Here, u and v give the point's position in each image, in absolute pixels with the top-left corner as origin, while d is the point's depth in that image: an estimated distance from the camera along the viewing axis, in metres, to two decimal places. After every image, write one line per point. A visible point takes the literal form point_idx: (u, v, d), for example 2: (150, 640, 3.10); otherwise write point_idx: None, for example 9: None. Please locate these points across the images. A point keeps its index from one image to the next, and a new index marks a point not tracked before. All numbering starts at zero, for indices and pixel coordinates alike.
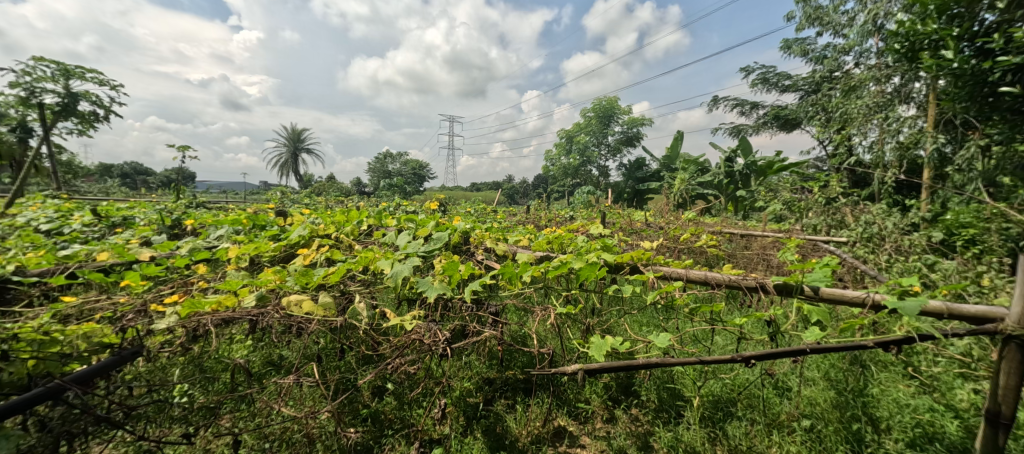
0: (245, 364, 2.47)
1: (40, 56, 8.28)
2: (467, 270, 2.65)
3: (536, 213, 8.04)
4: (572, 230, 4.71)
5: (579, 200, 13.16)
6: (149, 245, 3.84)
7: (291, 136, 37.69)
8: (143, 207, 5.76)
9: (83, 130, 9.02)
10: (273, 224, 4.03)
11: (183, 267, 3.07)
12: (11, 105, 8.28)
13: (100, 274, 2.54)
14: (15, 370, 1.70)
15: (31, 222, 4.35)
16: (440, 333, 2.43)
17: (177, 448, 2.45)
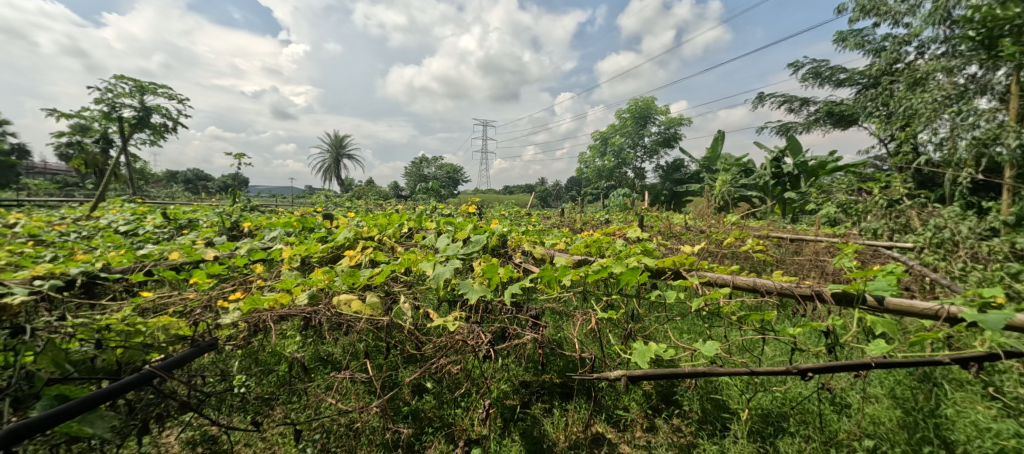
0: (298, 360, 2.58)
1: (121, 74, 9.01)
2: (507, 273, 2.64)
3: (572, 216, 7.96)
4: (609, 233, 4.62)
5: (615, 202, 12.92)
6: (212, 246, 4.10)
7: (334, 142, 39.18)
8: (204, 210, 6.15)
9: (154, 140, 9.73)
10: (321, 227, 4.19)
11: (242, 266, 3.26)
12: (95, 119, 9.06)
13: (173, 272, 2.75)
14: (106, 358, 1.85)
15: (112, 225, 4.74)
16: (483, 334, 2.44)
17: (234, 436, 2.59)
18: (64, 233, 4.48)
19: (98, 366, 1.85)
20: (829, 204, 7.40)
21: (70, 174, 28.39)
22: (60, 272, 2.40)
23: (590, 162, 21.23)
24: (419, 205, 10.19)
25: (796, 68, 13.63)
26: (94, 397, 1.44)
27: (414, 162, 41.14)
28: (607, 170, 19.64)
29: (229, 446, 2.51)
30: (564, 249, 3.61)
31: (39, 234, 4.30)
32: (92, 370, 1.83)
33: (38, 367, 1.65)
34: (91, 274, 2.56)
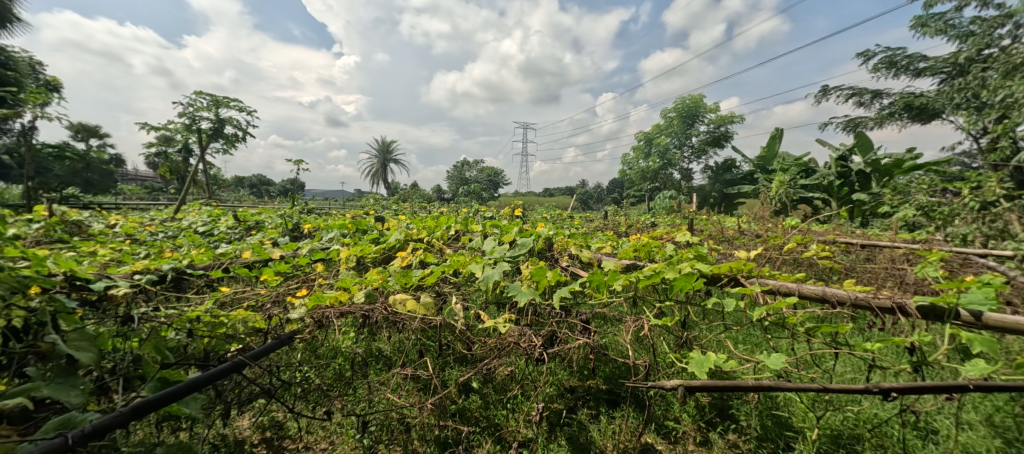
0: (356, 355, 2.69)
1: (200, 89, 9.80)
2: (555, 276, 2.61)
3: (616, 218, 7.78)
4: (657, 236, 4.48)
5: (662, 204, 12.52)
6: (276, 246, 4.36)
7: (380, 148, 40.73)
8: (269, 212, 6.56)
9: (226, 150, 10.51)
10: (373, 229, 4.35)
11: (305, 265, 3.45)
12: (178, 131, 9.91)
13: (246, 270, 2.96)
14: (196, 346, 2.07)
15: (192, 226, 5.16)
16: (535, 337, 2.41)
17: (293, 426, 2.73)
18: (153, 232, 4.95)
19: (190, 353, 2.08)
20: (907, 207, 6.78)
21: (156, 180, 31.19)
22: (155, 268, 2.69)
23: (634, 164, 20.71)
24: (462, 207, 10.35)
25: (865, 58, 12.65)
26: (197, 380, 1.53)
27: (458, 165, 41.91)
28: (653, 171, 19.07)
29: (291, 433, 2.66)
30: (612, 252, 3.53)
31: (131, 234, 4.76)
32: (185, 357, 2.06)
33: (142, 352, 1.76)
34: (179, 271, 2.81)
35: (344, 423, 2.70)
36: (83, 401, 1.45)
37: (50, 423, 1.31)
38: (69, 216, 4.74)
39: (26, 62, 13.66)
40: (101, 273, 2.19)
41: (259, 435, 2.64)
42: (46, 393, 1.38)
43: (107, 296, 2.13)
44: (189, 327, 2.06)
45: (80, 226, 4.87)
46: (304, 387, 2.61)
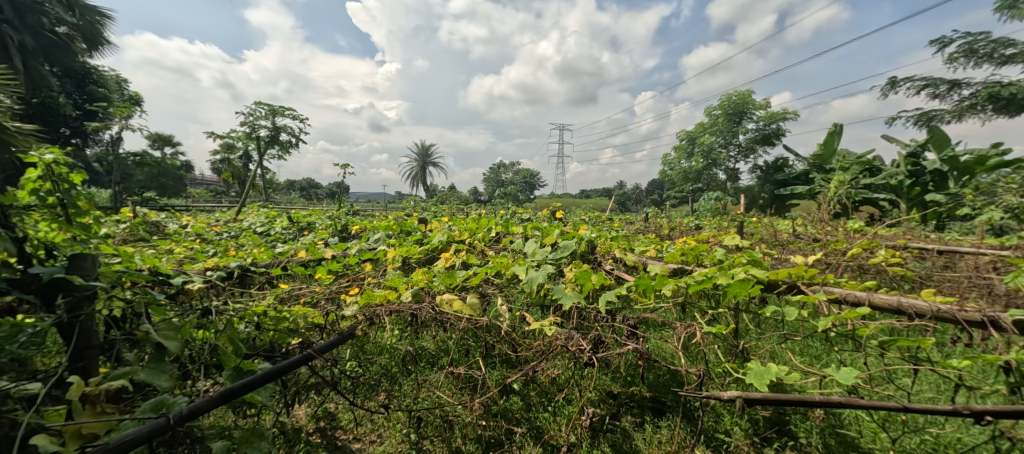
0: (405, 353, 2.77)
1: (259, 99, 10.44)
2: (600, 279, 2.58)
3: (658, 220, 7.55)
4: (703, 239, 4.32)
5: (708, 206, 12.05)
6: (327, 246, 4.57)
7: (420, 152, 41.83)
8: (319, 214, 6.87)
9: (281, 155, 11.12)
10: (417, 231, 4.46)
11: (355, 264, 3.60)
12: (239, 138, 10.60)
13: (302, 269, 3.13)
14: (263, 337, 2.22)
15: (251, 227, 5.50)
16: (583, 341, 2.37)
17: (343, 419, 2.84)
18: (218, 232, 5.33)
19: (258, 344, 2.23)
20: (992, 209, 6.14)
21: (216, 183, 33.54)
22: (224, 265, 2.89)
23: (676, 164, 19.78)
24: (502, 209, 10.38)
25: (940, 45, 11.61)
26: (274, 371, 1.60)
27: (495, 167, 42.13)
28: (696, 171, 18.11)
29: (342, 423, 2.77)
30: (657, 256, 3.44)
31: (199, 233, 5.15)
32: (255, 348, 2.21)
33: (217, 343, 1.83)
34: (243, 268, 3.00)
35: (390, 417, 2.78)
36: (170, 385, 1.54)
37: (146, 405, 1.41)
38: (149, 217, 5.22)
39: (111, 79, 15.13)
40: (178, 270, 2.39)
41: (313, 424, 2.77)
42: (142, 377, 1.48)
43: (184, 290, 2.31)
44: (256, 321, 2.20)
45: (157, 226, 5.34)
46: (354, 382, 2.71)
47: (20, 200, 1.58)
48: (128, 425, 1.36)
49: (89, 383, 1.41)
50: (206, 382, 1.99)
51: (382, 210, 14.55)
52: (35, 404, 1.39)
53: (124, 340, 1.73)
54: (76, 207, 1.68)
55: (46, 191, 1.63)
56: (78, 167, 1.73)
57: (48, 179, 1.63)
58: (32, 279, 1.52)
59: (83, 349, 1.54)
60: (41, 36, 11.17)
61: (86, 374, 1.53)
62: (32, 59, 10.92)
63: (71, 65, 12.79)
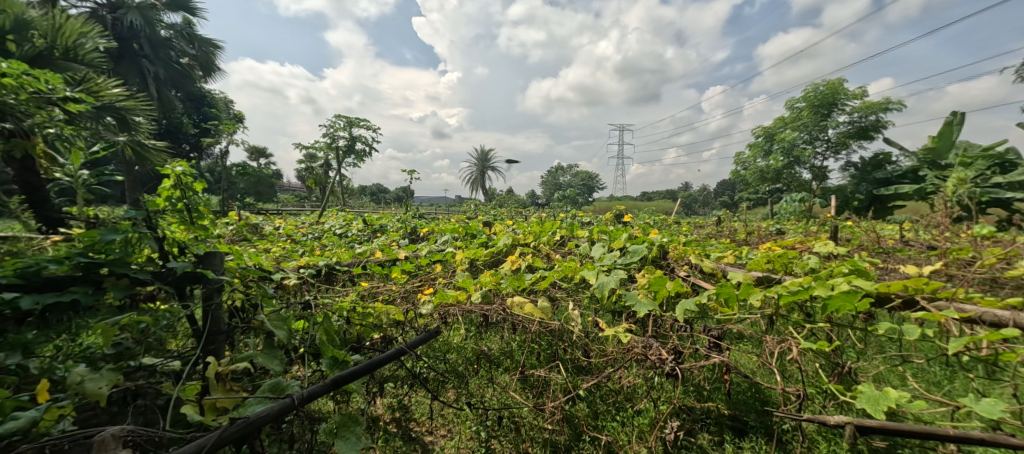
0: (479, 352, 2.80)
1: (338, 112, 11.24)
2: (676, 286, 2.46)
3: (732, 224, 7.01)
4: (789, 245, 3.97)
5: (791, 208, 11.10)
6: (399, 246, 4.82)
7: (483, 156, 42.75)
8: (391, 217, 7.27)
9: (357, 164, 11.89)
10: (482, 233, 4.58)
11: (426, 265, 3.76)
12: (322, 148, 11.49)
13: (380, 269, 3.32)
14: (352, 331, 2.38)
15: (332, 229, 5.94)
16: (664, 351, 2.22)
17: (415, 412, 2.95)
18: (304, 234, 5.83)
19: (347, 338, 2.40)
20: None
21: (303, 189, 36.72)
22: (313, 264, 3.16)
23: (749, 162, 17.52)
24: (565, 212, 10.26)
25: None
26: (374, 362, 1.72)
27: (555, 170, 41.57)
28: (774, 170, 15.84)
29: (415, 416, 2.88)
30: (737, 263, 3.20)
31: (289, 235, 5.66)
32: (345, 340, 2.38)
33: (316, 334, 2.00)
34: (330, 267, 3.26)
35: (460, 414, 2.85)
36: (281, 370, 1.71)
37: (265, 385, 1.54)
38: (251, 220, 5.84)
39: (220, 99, 17.15)
40: (277, 267, 2.64)
41: (389, 415, 2.90)
42: (260, 361, 1.66)
43: (283, 286, 2.55)
44: (345, 318, 2.36)
45: (257, 227, 5.98)
46: (427, 379, 2.80)
47: (158, 206, 1.81)
48: (252, 402, 1.47)
49: (220, 363, 1.57)
50: (303, 370, 2.17)
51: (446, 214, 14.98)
52: (178, 376, 1.72)
53: (241, 327, 1.97)
54: (198, 211, 1.95)
55: (176, 198, 1.87)
56: (198, 176, 1.94)
57: (177, 187, 1.86)
58: (169, 272, 1.75)
59: (212, 334, 1.76)
60: (168, 65, 12.93)
61: (215, 355, 1.75)
62: (162, 86, 12.68)
63: (190, 89, 14.67)
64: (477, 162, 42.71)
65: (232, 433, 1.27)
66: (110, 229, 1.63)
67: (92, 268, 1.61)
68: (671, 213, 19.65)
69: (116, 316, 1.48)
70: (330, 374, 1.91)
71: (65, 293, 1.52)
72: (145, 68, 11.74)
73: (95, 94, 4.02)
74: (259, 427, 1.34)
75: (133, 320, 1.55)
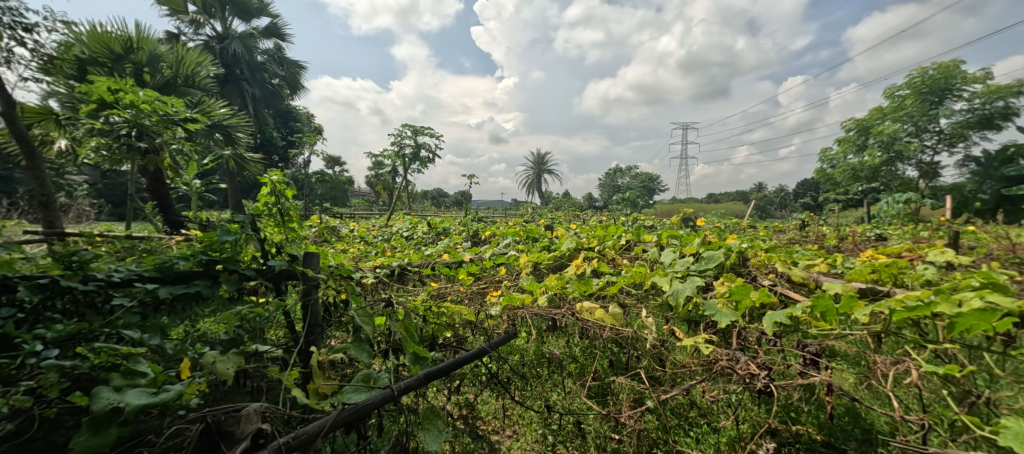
0: (549, 356, 2.76)
1: (406, 122, 11.79)
2: (761, 297, 2.28)
3: (818, 229, 6.36)
4: (891, 253, 3.53)
5: (889, 211, 9.89)
6: (462, 249, 4.95)
7: (537, 160, 42.70)
8: (454, 221, 7.47)
9: (422, 169, 12.38)
10: (544, 237, 4.56)
11: (491, 268, 3.82)
12: (391, 156, 12.11)
13: (448, 270, 3.43)
14: (427, 329, 2.48)
15: (400, 232, 6.23)
16: (753, 365, 2.02)
17: (481, 411, 2.99)
18: (376, 236, 6.17)
19: (423, 335, 2.50)
20: None
21: (375, 194, 39.00)
22: (387, 264, 3.34)
23: (840, 160, 15.87)
24: (626, 216, 9.94)
25: None
26: (456, 361, 1.81)
27: (614, 171, 40.35)
28: (870, 168, 13.94)
29: (481, 415, 2.92)
30: (831, 272, 2.89)
31: (361, 237, 6.05)
32: (421, 338, 2.48)
33: (397, 330, 2.11)
34: (402, 267, 3.43)
35: (525, 415, 2.84)
36: (370, 363, 1.83)
37: (358, 375, 1.66)
38: (329, 223, 6.28)
39: (304, 113, 18.75)
40: (358, 268, 2.83)
41: (457, 412, 2.97)
42: (352, 353, 1.80)
43: (364, 284, 2.72)
44: (421, 317, 2.47)
45: (335, 230, 6.44)
46: (493, 379, 2.82)
47: (258, 211, 1.95)
48: (349, 390, 1.59)
49: (320, 353, 1.74)
50: (384, 365, 2.30)
51: (506, 217, 15.11)
52: (279, 364, 1.89)
53: (331, 321, 2.13)
54: (289, 217, 2.03)
55: (272, 204, 1.99)
56: (288, 183, 2.04)
57: (274, 194, 1.98)
58: (269, 268, 1.95)
59: (311, 326, 1.93)
60: (264, 86, 14.37)
61: (315, 345, 1.90)
62: (258, 104, 14.14)
63: (281, 106, 16.21)
64: (536, 166, 42.67)
65: (344, 417, 1.37)
66: (224, 230, 1.83)
67: (211, 264, 1.84)
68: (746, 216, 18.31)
69: (235, 307, 1.70)
70: (413, 369, 2.01)
71: (190, 286, 1.75)
72: (245, 90, 13.17)
73: (207, 115, 4.59)
74: (367, 413, 1.44)
75: (245, 312, 1.75)
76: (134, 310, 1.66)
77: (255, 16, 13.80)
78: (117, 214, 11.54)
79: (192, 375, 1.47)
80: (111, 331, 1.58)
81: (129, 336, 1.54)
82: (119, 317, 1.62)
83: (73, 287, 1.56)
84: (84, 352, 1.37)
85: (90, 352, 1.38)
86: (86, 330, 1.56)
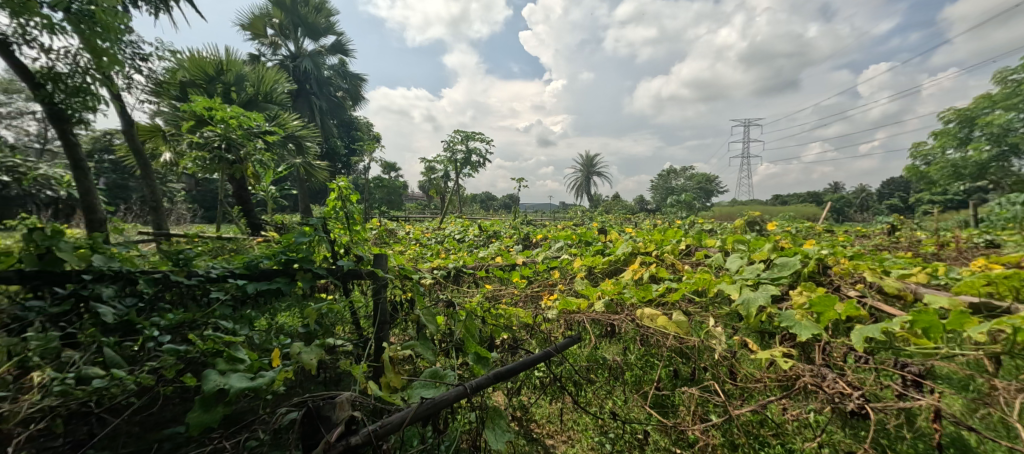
0: (610, 362, 2.70)
1: (457, 128, 12.07)
2: (848, 309, 2.10)
3: (903, 233, 5.73)
4: (1003, 261, 3.09)
5: (995, 213, 8.71)
6: (513, 251, 4.98)
7: (589, 163, 42.04)
8: (504, 224, 7.54)
9: (472, 174, 12.63)
10: (597, 241, 4.48)
11: (544, 271, 3.81)
12: (443, 162, 12.45)
13: (502, 273, 3.46)
14: (486, 329, 2.52)
15: (454, 235, 6.39)
16: (843, 384, 1.84)
17: (536, 413, 2.99)
18: (430, 238, 6.37)
19: (482, 336, 2.54)
20: None
21: (431, 199, 40.30)
22: (444, 266, 3.42)
23: (935, 156, 14.21)
24: (679, 219, 9.51)
25: None
26: (523, 362, 1.82)
27: (669, 172, 38.71)
28: (974, 163, 12.30)
29: (536, 418, 2.91)
30: (931, 284, 2.57)
31: (417, 239, 6.26)
32: (481, 338, 2.52)
33: (459, 330, 2.16)
34: (457, 270, 3.50)
35: (581, 421, 2.80)
36: (435, 360, 1.89)
37: (426, 372, 1.72)
38: (388, 226, 6.57)
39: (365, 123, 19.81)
40: (417, 269, 2.93)
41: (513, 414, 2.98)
42: (420, 349, 1.87)
43: (424, 285, 2.82)
44: (480, 317, 2.50)
45: (393, 232, 6.73)
46: (549, 383, 2.80)
47: (327, 215, 2.02)
48: (419, 386, 1.65)
49: (391, 349, 1.82)
50: (446, 363, 2.36)
51: (555, 221, 14.99)
52: (352, 358, 2.00)
53: (397, 320, 2.22)
54: (354, 220, 2.12)
55: (340, 207, 2.06)
56: (353, 189, 2.13)
57: (340, 198, 2.06)
58: (339, 268, 2.06)
59: (382, 323, 2.02)
60: (329, 98, 15.40)
61: (385, 341, 1.99)
62: (325, 116, 15.10)
63: (344, 116, 17.22)
64: (588, 169, 42.00)
65: (422, 411, 1.42)
66: (300, 232, 1.96)
67: (289, 263, 1.98)
68: (821, 220, 16.90)
69: (313, 304, 1.83)
70: (476, 368, 2.05)
71: (273, 282, 1.90)
72: (314, 103, 14.14)
73: (283, 127, 4.99)
74: (442, 408, 1.48)
75: (322, 308, 1.88)
76: (229, 303, 1.83)
77: (323, 34, 14.79)
78: (207, 218, 12.80)
79: (281, 364, 1.60)
80: (210, 321, 1.76)
81: (225, 326, 1.70)
82: (215, 309, 1.79)
83: (179, 281, 1.75)
84: (193, 339, 1.54)
85: (197, 339, 1.55)
86: (191, 320, 1.75)
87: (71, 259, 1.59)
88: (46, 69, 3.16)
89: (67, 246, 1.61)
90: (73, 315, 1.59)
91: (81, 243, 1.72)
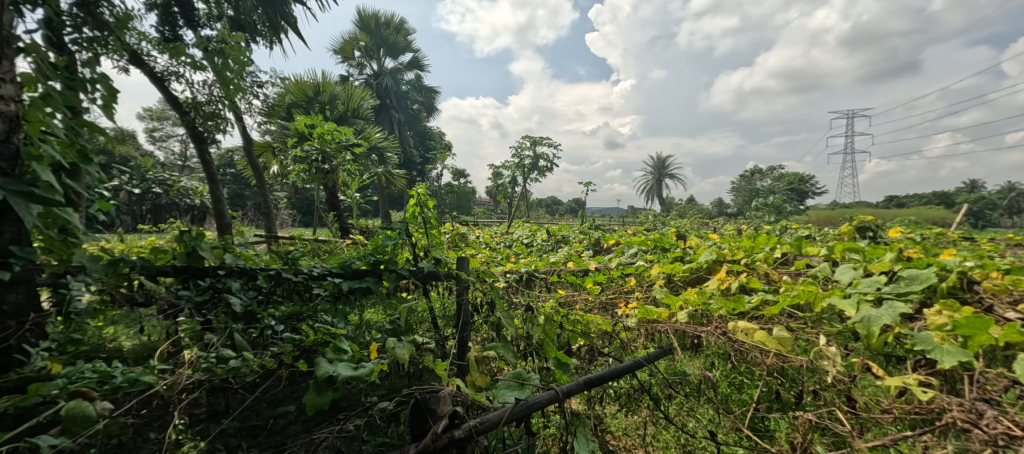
0: (698, 376, 2.54)
1: (526, 135, 12.19)
2: (1007, 333, 1.78)
3: None
4: None
5: None
6: (584, 257, 4.88)
7: (662, 166, 40.27)
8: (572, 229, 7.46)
9: (541, 179, 12.67)
10: (675, 247, 4.26)
11: (619, 278, 3.68)
12: (511, 167, 12.64)
13: (575, 279, 3.41)
14: (563, 334, 2.49)
15: (523, 239, 6.42)
16: (1007, 424, 1.54)
17: (611, 424, 2.90)
18: (499, 243, 6.47)
19: (560, 340, 2.51)
20: None
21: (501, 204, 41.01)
22: (515, 270, 3.45)
23: None
24: (759, 225, 8.77)
25: None
26: (613, 370, 1.77)
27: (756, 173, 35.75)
28: None
29: (612, 429, 2.82)
30: None
31: (487, 243, 6.39)
32: (558, 342, 2.50)
33: (537, 333, 2.16)
34: (530, 274, 3.50)
35: (661, 436, 2.67)
36: (516, 361, 1.91)
37: (510, 372, 1.74)
38: (460, 230, 6.79)
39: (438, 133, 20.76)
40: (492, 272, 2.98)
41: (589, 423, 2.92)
42: (502, 351, 1.89)
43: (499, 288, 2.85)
44: (558, 323, 2.46)
45: (465, 236, 6.95)
46: (627, 393, 2.71)
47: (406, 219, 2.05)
48: (504, 386, 1.67)
49: (476, 349, 1.87)
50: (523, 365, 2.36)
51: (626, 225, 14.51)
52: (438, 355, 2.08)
53: (478, 321, 2.27)
54: (431, 224, 2.15)
55: (418, 212, 2.09)
56: (431, 194, 2.15)
57: (418, 204, 2.09)
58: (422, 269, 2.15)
59: (465, 323, 2.08)
60: (408, 112, 16.36)
61: (468, 341, 2.04)
62: (404, 128, 16.07)
63: (422, 126, 18.14)
64: (661, 173, 40.21)
65: (517, 413, 1.43)
66: (387, 235, 2.09)
67: (378, 264, 2.11)
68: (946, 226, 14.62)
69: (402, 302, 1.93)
70: (556, 373, 2.03)
71: (363, 281, 2.04)
72: (394, 116, 15.08)
73: (370, 137, 5.37)
74: (534, 411, 1.49)
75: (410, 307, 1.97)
76: (328, 299, 2.01)
77: (403, 52, 15.76)
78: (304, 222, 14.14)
79: (378, 356, 1.71)
80: (315, 314, 1.93)
81: (327, 320, 1.86)
82: (318, 304, 1.97)
83: (290, 277, 1.95)
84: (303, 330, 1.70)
85: (308, 330, 1.71)
86: (300, 312, 1.94)
87: (210, 257, 1.83)
88: (191, 100, 3.63)
89: (207, 246, 1.86)
90: (211, 304, 1.83)
91: (216, 243, 1.97)
